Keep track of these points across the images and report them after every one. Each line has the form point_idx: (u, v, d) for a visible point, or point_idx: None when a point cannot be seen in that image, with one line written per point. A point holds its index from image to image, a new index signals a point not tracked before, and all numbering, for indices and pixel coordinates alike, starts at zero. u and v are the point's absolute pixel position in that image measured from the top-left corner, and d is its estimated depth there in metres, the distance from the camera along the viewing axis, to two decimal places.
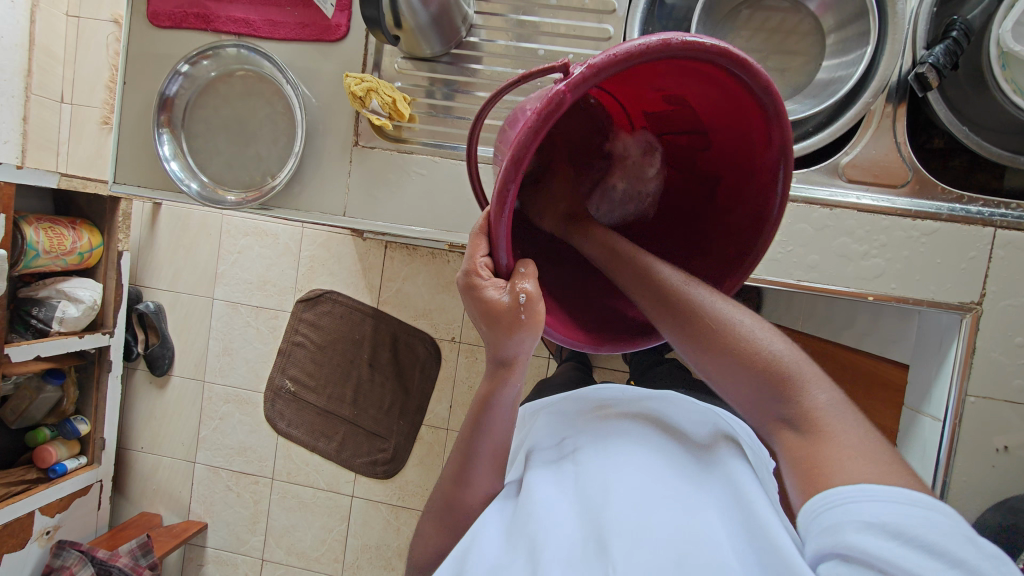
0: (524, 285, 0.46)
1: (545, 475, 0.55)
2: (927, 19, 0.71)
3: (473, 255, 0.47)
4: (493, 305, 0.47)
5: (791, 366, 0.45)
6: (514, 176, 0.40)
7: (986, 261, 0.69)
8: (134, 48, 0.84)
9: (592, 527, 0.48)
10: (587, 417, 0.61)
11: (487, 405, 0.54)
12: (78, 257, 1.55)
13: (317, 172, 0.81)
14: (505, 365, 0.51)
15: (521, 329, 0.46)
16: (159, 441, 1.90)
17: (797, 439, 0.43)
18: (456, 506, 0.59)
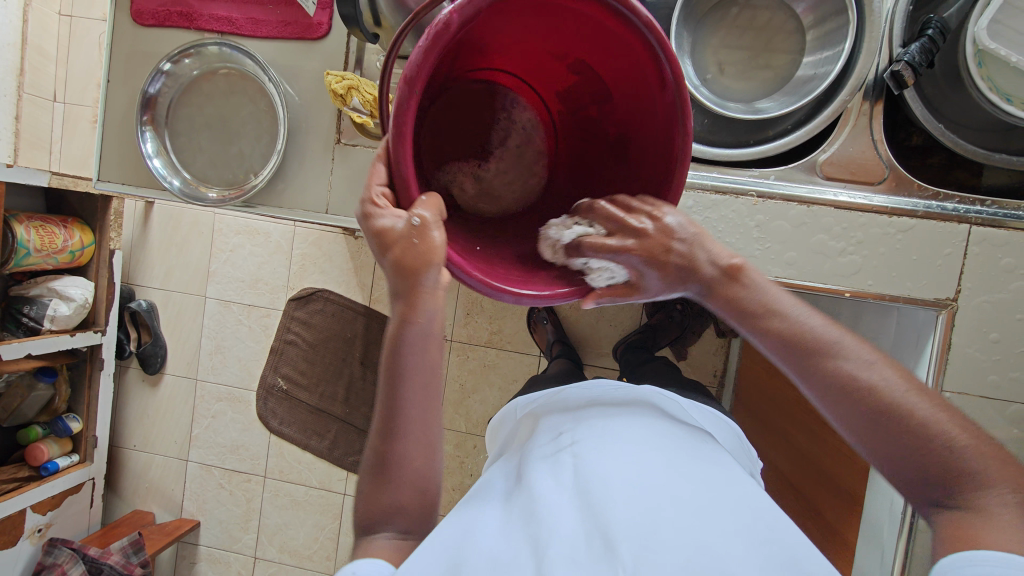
0: (418, 212, 0.47)
1: (542, 467, 0.55)
2: (902, 18, 0.72)
3: (374, 182, 0.49)
4: (387, 231, 0.48)
5: (962, 458, 0.45)
6: (410, 99, 0.42)
7: (961, 257, 0.69)
8: (119, 46, 0.85)
9: (596, 524, 0.48)
10: (580, 413, 0.62)
11: (397, 341, 0.52)
12: (69, 256, 1.55)
13: (300, 169, 0.81)
14: (402, 299, 0.50)
15: (412, 255, 0.47)
16: (151, 438, 1.91)
17: (953, 516, 0.45)
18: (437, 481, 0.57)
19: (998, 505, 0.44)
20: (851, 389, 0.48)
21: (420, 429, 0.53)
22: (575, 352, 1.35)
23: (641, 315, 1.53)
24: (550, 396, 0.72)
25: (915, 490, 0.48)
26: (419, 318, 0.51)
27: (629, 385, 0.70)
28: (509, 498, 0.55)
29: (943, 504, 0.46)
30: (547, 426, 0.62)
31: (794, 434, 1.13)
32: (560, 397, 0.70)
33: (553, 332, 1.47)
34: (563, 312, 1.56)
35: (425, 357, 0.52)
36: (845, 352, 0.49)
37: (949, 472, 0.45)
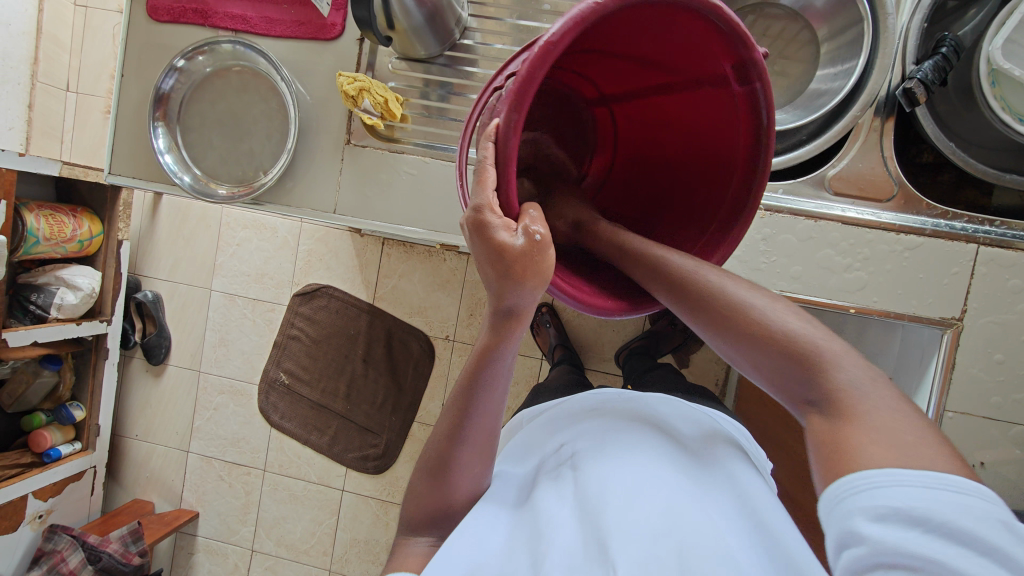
0: (537, 227, 0.43)
1: (547, 485, 0.56)
2: (916, 35, 0.72)
3: (485, 187, 0.43)
4: (504, 247, 0.43)
5: (808, 344, 0.44)
6: (538, 69, 0.41)
7: (968, 277, 0.69)
8: (133, 41, 0.85)
9: (593, 532, 0.48)
10: (582, 423, 0.63)
11: (487, 359, 0.50)
12: (77, 245, 1.57)
13: (309, 168, 0.82)
14: (512, 317, 0.47)
15: (534, 269, 0.43)
16: (153, 428, 1.92)
17: (823, 423, 0.42)
18: (448, 498, 0.56)
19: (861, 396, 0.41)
20: (704, 297, 0.50)
21: (478, 455, 0.55)
22: (577, 356, 1.36)
23: (644, 321, 1.53)
24: (556, 403, 0.73)
25: (791, 392, 0.46)
26: (520, 335, 0.49)
27: (633, 393, 0.68)
28: (513, 509, 0.57)
29: (814, 405, 0.43)
30: (553, 443, 0.63)
31: (794, 446, 1.13)
32: (564, 405, 0.71)
33: (556, 335, 1.47)
34: (566, 315, 1.56)
35: (502, 377, 0.52)
36: (680, 261, 0.53)
37: (799, 363, 0.44)
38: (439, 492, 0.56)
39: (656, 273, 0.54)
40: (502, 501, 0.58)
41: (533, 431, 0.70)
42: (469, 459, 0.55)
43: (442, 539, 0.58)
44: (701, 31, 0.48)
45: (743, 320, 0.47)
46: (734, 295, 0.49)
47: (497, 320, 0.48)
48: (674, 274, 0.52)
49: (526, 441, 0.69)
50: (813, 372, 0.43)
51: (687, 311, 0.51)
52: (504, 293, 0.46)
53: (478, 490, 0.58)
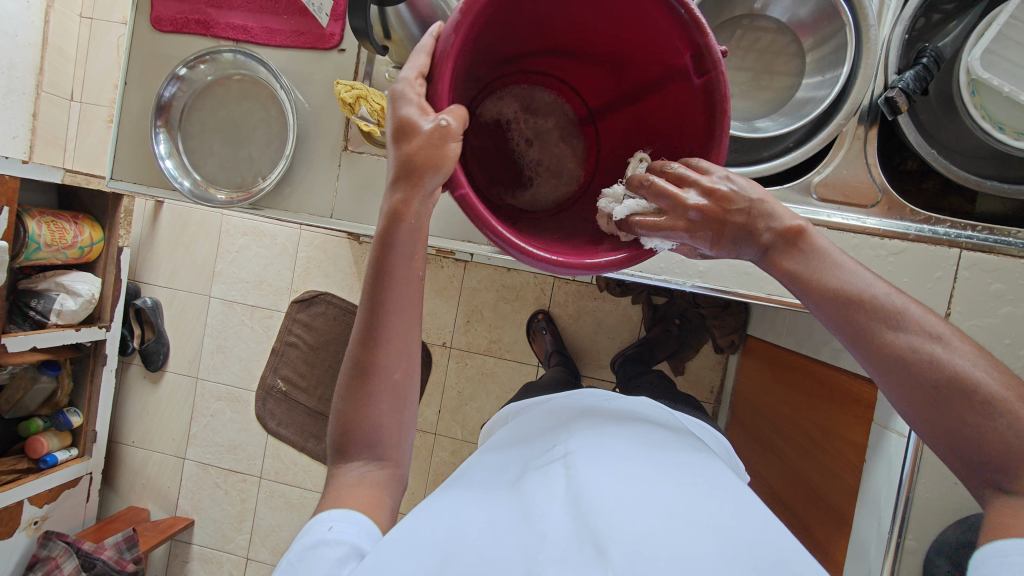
0: (446, 115, 0.48)
1: (536, 479, 0.56)
2: (898, 46, 0.74)
3: (418, 71, 0.50)
4: (411, 127, 0.48)
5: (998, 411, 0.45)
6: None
7: (951, 281, 0.70)
8: (136, 50, 0.87)
9: (586, 528, 0.48)
10: (573, 425, 0.63)
11: (388, 253, 0.52)
12: (78, 251, 1.58)
13: (307, 174, 0.83)
14: (410, 204, 0.51)
15: (427, 154, 0.47)
16: (150, 435, 1.92)
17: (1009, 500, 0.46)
18: (373, 426, 0.55)
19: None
20: (913, 360, 0.46)
21: (399, 362, 0.55)
22: (572, 363, 1.37)
23: (639, 328, 1.55)
24: (544, 405, 0.74)
25: (950, 452, 0.48)
26: (411, 223, 0.51)
27: (618, 396, 0.72)
28: (494, 496, 0.56)
29: (994, 481, 0.47)
30: (544, 440, 0.63)
31: (787, 452, 1.14)
32: (554, 409, 0.71)
33: (552, 342, 1.49)
34: (562, 322, 1.57)
35: (409, 283, 0.54)
36: (886, 298, 0.48)
37: (985, 440, 0.46)
38: (366, 414, 0.55)
39: (854, 317, 0.48)
40: (485, 491, 0.58)
41: (523, 432, 0.70)
42: (391, 369, 0.55)
43: (374, 462, 0.56)
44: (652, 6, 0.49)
45: (945, 392, 0.46)
46: (940, 355, 0.46)
47: (400, 196, 0.51)
48: (883, 328, 0.47)
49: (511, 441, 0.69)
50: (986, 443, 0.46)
51: (888, 365, 0.48)
52: (404, 174, 0.50)
53: (407, 422, 0.58)
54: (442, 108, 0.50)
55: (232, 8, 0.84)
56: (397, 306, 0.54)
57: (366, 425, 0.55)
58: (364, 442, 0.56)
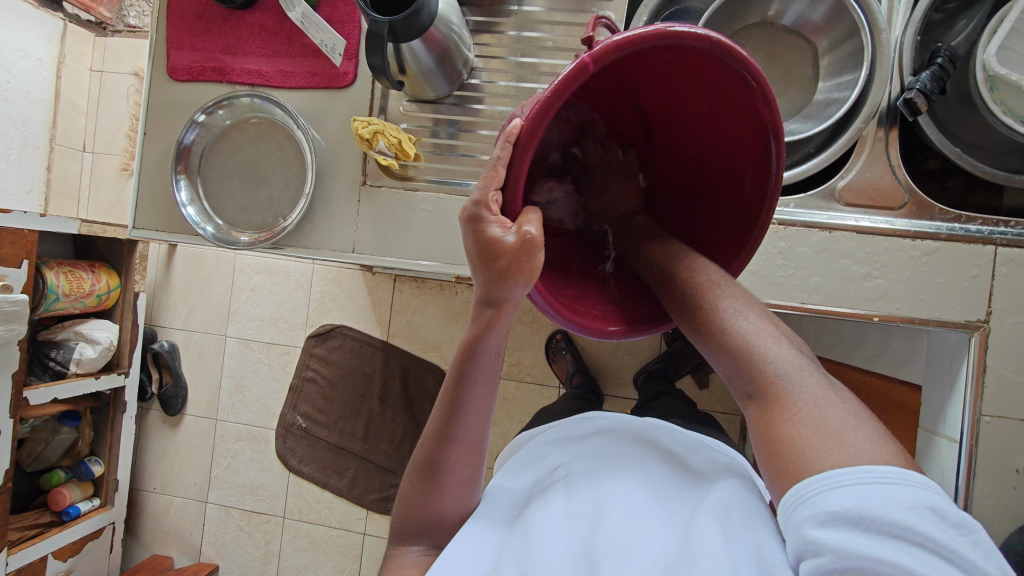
0: (529, 228, 0.47)
1: (539, 500, 0.57)
2: (911, 47, 0.73)
3: (491, 184, 0.47)
4: (494, 242, 0.47)
5: (753, 341, 0.48)
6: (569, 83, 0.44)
7: (989, 279, 0.69)
8: (150, 101, 0.88)
9: (582, 547, 0.49)
10: (579, 442, 0.64)
11: (470, 356, 0.53)
12: (95, 299, 1.60)
13: (327, 211, 0.84)
14: (493, 309, 0.51)
15: (521, 270, 0.47)
16: (172, 481, 1.91)
17: (756, 407, 0.46)
18: (435, 515, 0.58)
19: (786, 375, 0.45)
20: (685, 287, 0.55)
21: (467, 460, 0.57)
22: (595, 383, 1.35)
23: (660, 342, 1.53)
24: (564, 421, 0.74)
25: (737, 386, 0.49)
26: (502, 329, 0.51)
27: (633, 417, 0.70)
28: (507, 531, 0.57)
29: (751, 394, 0.47)
30: (548, 460, 0.64)
31: None
32: (573, 422, 0.72)
33: (573, 362, 1.47)
34: (582, 342, 1.56)
35: (488, 374, 0.55)
36: (682, 262, 0.57)
37: (743, 355, 0.48)
38: (437, 492, 0.57)
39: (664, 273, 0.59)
40: (501, 524, 0.59)
41: (540, 445, 0.70)
42: (454, 465, 0.56)
43: (429, 547, 0.60)
44: (730, 82, 0.50)
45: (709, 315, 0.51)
46: (711, 292, 0.53)
47: (481, 312, 0.51)
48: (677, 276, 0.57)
49: (527, 456, 0.69)
50: (749, 365, 0.47)
51: (676, 309, 0.56)
52: (492, 288, 0.49)
53: (472, 488, 0.60)
54: (520, 217, 0.49)
55: (246, 54, 0.86)
56: (474, 401, 0.54)
57: (436, 499, 0.57)
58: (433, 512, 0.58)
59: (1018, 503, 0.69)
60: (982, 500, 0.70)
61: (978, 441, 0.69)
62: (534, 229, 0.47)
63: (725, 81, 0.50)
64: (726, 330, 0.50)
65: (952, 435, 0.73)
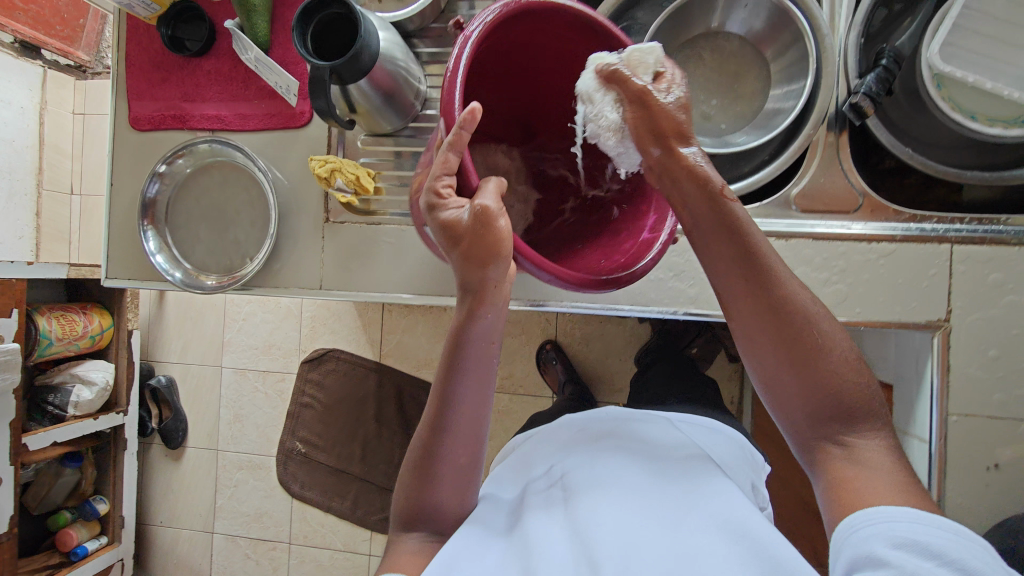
0: (484, 200, 0.49)
1: (540, 509, 0.58)
2: (855, 50, 0.73)
3: (441, 170, 0.51)
4: (453, 223, 0.51)
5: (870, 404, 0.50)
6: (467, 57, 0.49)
7: (947, 278, 0.69)
8: (116, 151, 0.90)
9: (583, 552, 0.50)
10: (576, 448, 0.66)
11: (459, 343, 0.56)
12: (89, 340, 1.62)
13: (292, 250, 0.85)
14: (473, 296, 0.54)
15: (483, 244, 0.49)
16: (178, 513, 1.93)
17: (841, 457, 0.49)
18: (434, 508, 0.59)
19: (873, 444, 0.49)
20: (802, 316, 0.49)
21: (464, 447, 0.58)
22: (586, 390, 1.35)
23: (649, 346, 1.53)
24: (555, 425, 0.76)
25: (824, 429, 0.50)
26: (485, 314, 0.54)
27: (621, 415, 0.73)
28: (508, 538, 0.57)
29: (836, 442, 0.50)
30: (546, 465, 0.66)
31: None
32: (562, 424, 0.75)
33: (563, 370, 1.47)
34: (572, 350, 1.57)
35: (481, 358, 0.57)
36: (793, 284, 0.51)
37: (851, 411, 0.49)
38: (428, 489, 0.58)
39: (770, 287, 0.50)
40: (499, 526, 0.59)
41: (535, 449, 0.73)
42: (448, 449, 0.58)
43: (432, 537, 0.60)
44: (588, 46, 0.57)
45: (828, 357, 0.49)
46: (826, 329, 0.50)
47: (464, 297, 0.54)
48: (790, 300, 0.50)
49: (517, 468, 0.71)
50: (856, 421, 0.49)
51: (792, 335, 0.49)
52: (468, 272, 0.52)
53: (470, 487, 0.61)
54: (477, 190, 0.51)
55: (205, 100, 0.87)
56: (468, 388, 0.57)
57: (430, 492, 0.58)
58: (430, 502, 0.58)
59: (992, 500, 0.69)
60: (956, 498, 0.69)
61: (947, 440, 0.69)
62: (490, 202, 0.49)
63: (586, 45, 0.57)
64: (840, 376, 0.49)
65: (923, 434, 0.73)
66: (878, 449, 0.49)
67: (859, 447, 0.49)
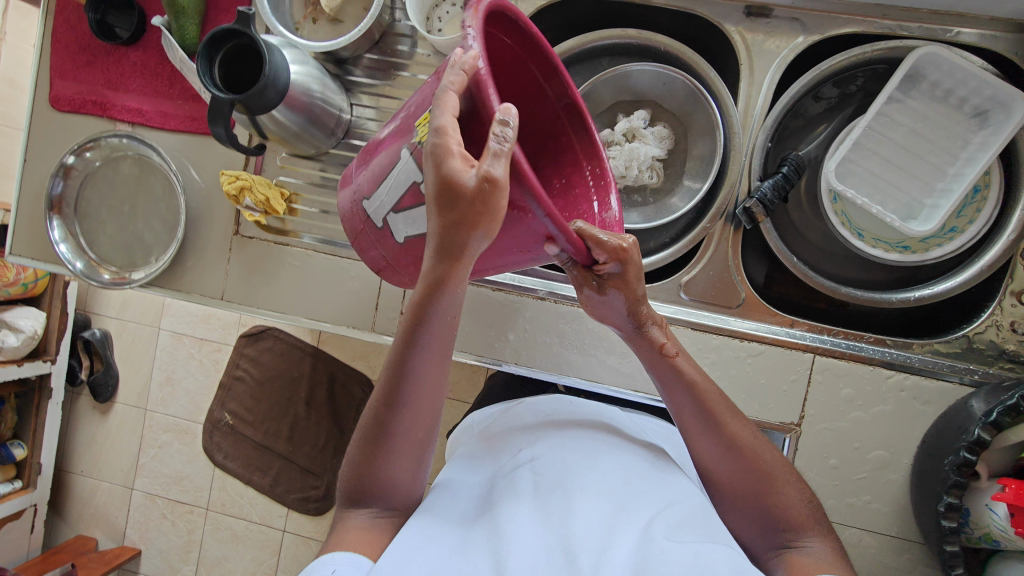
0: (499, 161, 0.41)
1: (504, 489, 0.55)
2: (761, 153, 0.75)
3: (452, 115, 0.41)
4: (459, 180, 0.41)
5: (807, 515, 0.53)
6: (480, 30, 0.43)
7: (805, 384, 0.72)
8: (34, 127, 0.88)
9: (557, 540, 0.47)
10: (537, 432, 0.63)
11: (420, 319, 0.47)
12: (21, 287, 1.60)
13: (198, 257, 0.85)
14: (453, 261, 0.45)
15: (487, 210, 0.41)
16: (99, 466, 1.94)
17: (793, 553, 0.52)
18: (381, 493, 0.52)
19: (816, 552, 0.51)
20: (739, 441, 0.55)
21: (418, 424, 0.50)
22: None
23: None
24: (509, 409, 0.73)
25: (771, 540, 0.54)
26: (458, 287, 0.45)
27: (579, 402, 0.71)
28: (472, 526, 0.52)
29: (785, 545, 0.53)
30: (508, 444, 0.63)
31: None
32: (518, 405, 0.72)
33: None
34: None
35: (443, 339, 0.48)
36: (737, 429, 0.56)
37: (786, 513, 0.53)
38: (377, 469, 0.51)
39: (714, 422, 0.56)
40: (464, 513, 0.55)
41: (493, 431, 0.68)
42: (404, 423, 0.50)
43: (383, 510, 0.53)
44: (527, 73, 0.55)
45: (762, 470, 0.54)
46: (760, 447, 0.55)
47: (441, 261, 0.45)
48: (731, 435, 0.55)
49: (477, 450, 0.66)
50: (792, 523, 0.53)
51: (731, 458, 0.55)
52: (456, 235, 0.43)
53: (422, 472, 0.54)
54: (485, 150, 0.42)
55: (128, 91, 0.86)
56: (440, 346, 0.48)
57: (404, 453, 0.50)
58: (406, 458, 0.51)
59: None
60: None
61: None
62: (523, 157, 0.40)
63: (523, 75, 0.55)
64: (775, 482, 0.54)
65: None
66: (824, 555, 0.51)
67: (806, 554, 0.51)
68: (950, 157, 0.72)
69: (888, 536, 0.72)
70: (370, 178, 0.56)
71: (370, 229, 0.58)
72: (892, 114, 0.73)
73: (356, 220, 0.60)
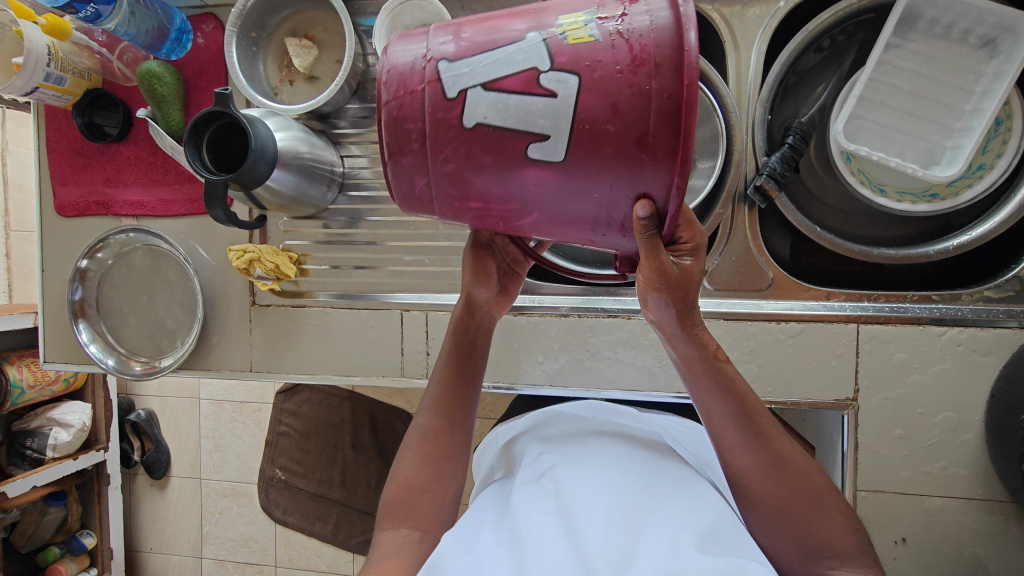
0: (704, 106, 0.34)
1: (528, 494, 0.53)
2: (763, 127, 0.72)
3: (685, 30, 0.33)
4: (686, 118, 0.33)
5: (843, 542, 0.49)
6: None
7: (854, 357, 0.69)
8: (46, 237, 0.91)
9: (580, 553, 0.45)
10: (563, 442, 0.60)
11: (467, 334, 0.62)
12: (64, 383, 1.64)
13: (222, 333, 0.86)
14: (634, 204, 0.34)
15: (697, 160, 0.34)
16: (166, 540, 1.98)
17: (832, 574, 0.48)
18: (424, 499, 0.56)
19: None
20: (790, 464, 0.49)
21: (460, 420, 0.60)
22: None
23: None
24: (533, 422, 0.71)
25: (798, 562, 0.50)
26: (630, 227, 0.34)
27: (596, 413, 0.69)
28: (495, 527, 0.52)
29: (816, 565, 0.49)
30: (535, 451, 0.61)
31: None
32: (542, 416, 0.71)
33: None
34: None
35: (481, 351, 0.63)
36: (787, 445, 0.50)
37: (819, 538, 0.49)
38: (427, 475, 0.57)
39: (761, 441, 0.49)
40: (482, 519, 0.54)
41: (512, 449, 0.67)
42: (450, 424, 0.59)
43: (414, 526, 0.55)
44: None
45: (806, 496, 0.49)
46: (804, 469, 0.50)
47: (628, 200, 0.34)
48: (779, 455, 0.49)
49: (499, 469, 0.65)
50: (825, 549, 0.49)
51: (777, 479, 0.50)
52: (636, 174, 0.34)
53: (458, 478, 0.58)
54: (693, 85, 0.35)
55: (128, 185, 0.87)
56: (472, 410, 0.61)
57: (446, 496, 0.57)
58: (445, 499, 0.57)
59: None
60: None
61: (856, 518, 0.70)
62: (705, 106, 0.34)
63: None
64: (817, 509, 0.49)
65: None
66: None
67: None
68: (964, 93, 0.68)
69: (972, 500, 0.68)
70: (453, 38, 0.38)
71: (425, 94, 0.37)
72: (892, 60, 0.69)
73: (403, 77, 0.38)
